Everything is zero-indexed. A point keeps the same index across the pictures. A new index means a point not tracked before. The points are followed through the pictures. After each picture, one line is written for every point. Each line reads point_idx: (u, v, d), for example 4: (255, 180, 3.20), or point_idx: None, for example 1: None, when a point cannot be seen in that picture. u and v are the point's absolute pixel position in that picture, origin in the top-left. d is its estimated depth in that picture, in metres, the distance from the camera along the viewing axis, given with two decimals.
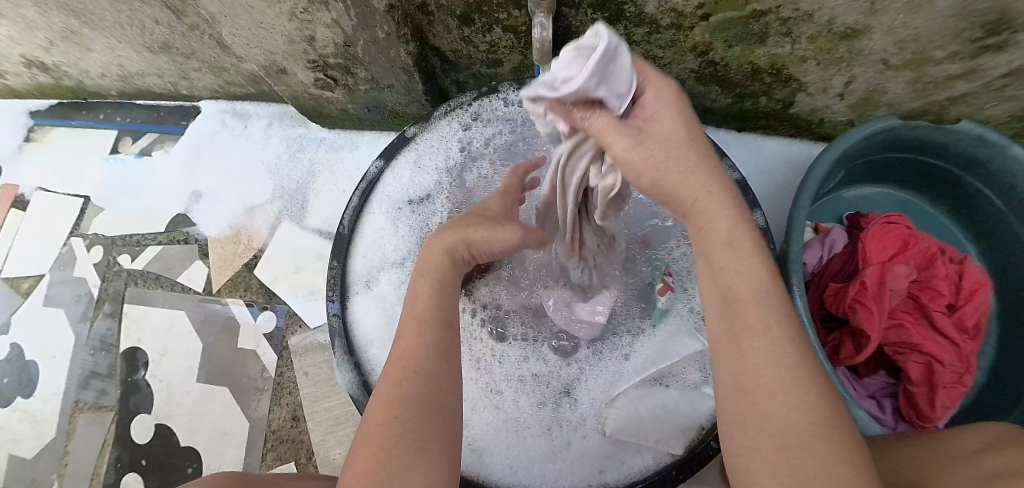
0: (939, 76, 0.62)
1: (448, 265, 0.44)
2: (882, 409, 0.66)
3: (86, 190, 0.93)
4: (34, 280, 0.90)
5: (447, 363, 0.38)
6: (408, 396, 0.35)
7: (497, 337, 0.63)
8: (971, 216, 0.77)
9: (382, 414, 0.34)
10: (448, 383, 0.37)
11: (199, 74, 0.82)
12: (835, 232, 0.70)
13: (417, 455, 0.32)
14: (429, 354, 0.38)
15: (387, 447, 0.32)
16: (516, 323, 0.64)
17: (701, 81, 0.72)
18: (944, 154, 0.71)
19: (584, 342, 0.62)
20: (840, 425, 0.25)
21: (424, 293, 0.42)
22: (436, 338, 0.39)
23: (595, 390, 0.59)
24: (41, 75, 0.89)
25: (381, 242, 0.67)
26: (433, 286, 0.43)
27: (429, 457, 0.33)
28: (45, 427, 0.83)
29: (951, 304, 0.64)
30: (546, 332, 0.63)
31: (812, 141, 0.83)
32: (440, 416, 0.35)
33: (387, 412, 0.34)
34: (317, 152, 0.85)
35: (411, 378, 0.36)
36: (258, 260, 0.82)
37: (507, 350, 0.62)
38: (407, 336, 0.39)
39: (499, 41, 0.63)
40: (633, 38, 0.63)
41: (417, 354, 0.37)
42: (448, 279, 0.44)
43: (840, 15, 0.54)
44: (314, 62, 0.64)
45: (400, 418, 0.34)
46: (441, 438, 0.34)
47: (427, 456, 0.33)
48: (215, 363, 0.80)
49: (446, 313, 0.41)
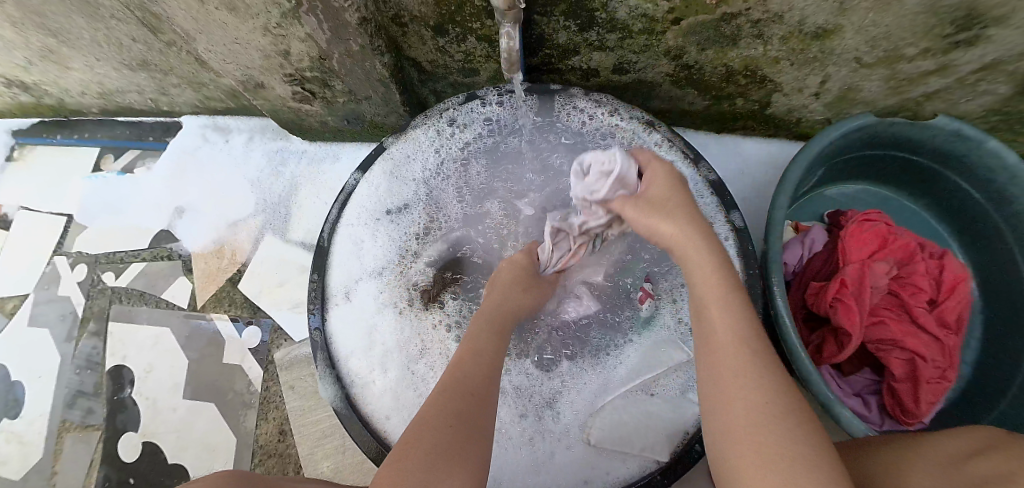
0: (912, 73, 0.63)
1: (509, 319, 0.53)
2: (869, 406, 0.66)
3: (69, 208, 0.93)
4: (19, 299, 0.90)
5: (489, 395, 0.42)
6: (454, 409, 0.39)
7: None
8: (951, 210, 0.77)
9: (430, 422, 0.37)
10: (486, 411, 0.41)
11: (179, 90, 0.82)
12: (815, 231, 0.70)
13: (448, 465, 0.34)
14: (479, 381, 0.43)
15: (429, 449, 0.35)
16: None
17: (677, 85, 0.72)
18: (921, 150, 0.72)
19: (566, 357, 0.63)
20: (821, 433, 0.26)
21: (483, 333, 0.49)
22: (488, 374, 0.44)
23: (577, 403, 0.59)
24: (22, 94, 0.89)
25: (359, 253, 0.66)
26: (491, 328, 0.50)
27: (461, 470, 0.34)
28: (32, 448, 0.82)
29: (932, 299, 0.65)
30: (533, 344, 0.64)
31: (791, 140, 0.83)
32: (469, 440, 0.37)
33: (432, 420, 0.37)
34: (299, 164, 0.85)
35: (461, 394, 0.40)
36: (242, 275, 0.82)
37: None
38: (464, 360, 0.45)
39: (474, 50, 0.63)
40: (607, 44, 0.63)
41: (470, 379, 0.42)
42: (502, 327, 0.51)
43: (810, 16, 0.54)
44: (291, 76, 0.64)
45: (448, 427, 0.37)
46: (474, 458, 0.36)
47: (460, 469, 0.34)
48: (201, 378, 0.80)
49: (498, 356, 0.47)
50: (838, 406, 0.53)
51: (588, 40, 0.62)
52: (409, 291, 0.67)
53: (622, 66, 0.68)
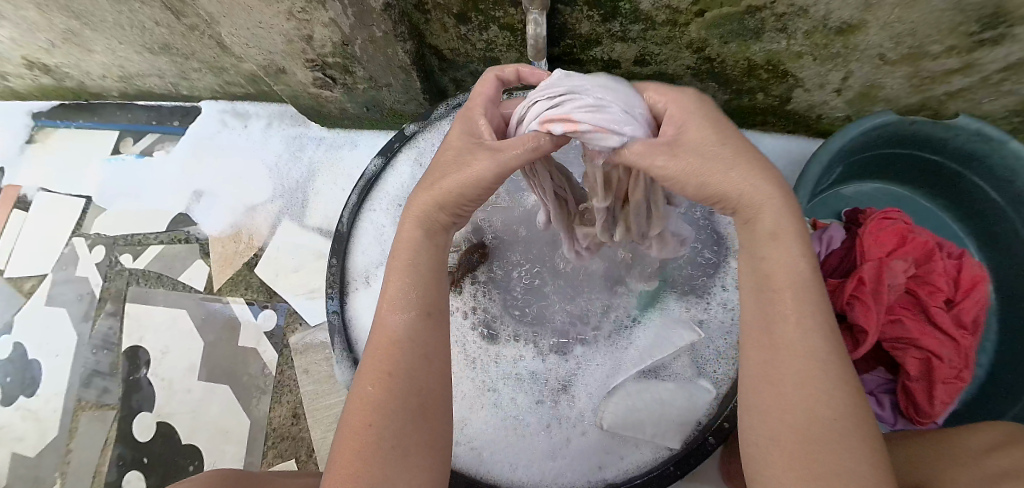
0: (936, 71, 0.62)
1: (426, 247, 0.38)
2: (881, 405, 0.66)
3: (87, 191, 0.94)
4: (37, 279, 0.91)
5: (431, 364, 0.34)
6: (393, 394, 0.32)
7: (489, 338, 0.63)
8: (970, 211, 0.77)
9: (366, 416, 0.32)
10: (433, 381, 0.34)
11: (200, 74, 0.82)
12: (833, 228, 0.70)
13: (404, 460, 0.31)
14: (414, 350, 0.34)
15: (372, 452, 0.31)
16: (507, 331, 0.63)
17: (697, 78, 0.72)
18: (941, 150, 0.71)
19: (577, 342, 0.61)
20: (855, 420, 0.26)
21: (398, 281, 0.37)
22: (419, 334, 0.35)
23: (589, 385, 0.59)
24: (44, 77, 0.90)
25: (380, 239, 0.66)
26: (425, 268, 0.37)
27: (415, 461, 0.31)
28: (48, 425, 0.83)
29: (949, 299, 0.64)
30: (539, 327, 0.63)
31: (810, 137, 0.83)
32: (424, 418, 0.33)
33: (366, 416, 0.32)
34: (317, 151, 0.86)
35: (389, 379, 0.33)
36: (259, 259, 0.83)
37: (503, 350, 0.62)
38: (383, 329, 0.35)
39: (495, 39, 0.62)
40: (628, 36, 0.63)
41: (399, 352, 0.34)
42: (427, 261, 0.37)
43: (835, 11, 0.54)
44: (312, 61, 0.64)
45: (386, 418, 0.32)
46: (425, 437, 0.33)
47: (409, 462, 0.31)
48: (216, 361, 0.81)
49: (425, 308, 0.36)
50: None
51: (610, 31, 0.62)
52: None
53: (643, 58, 0.68)
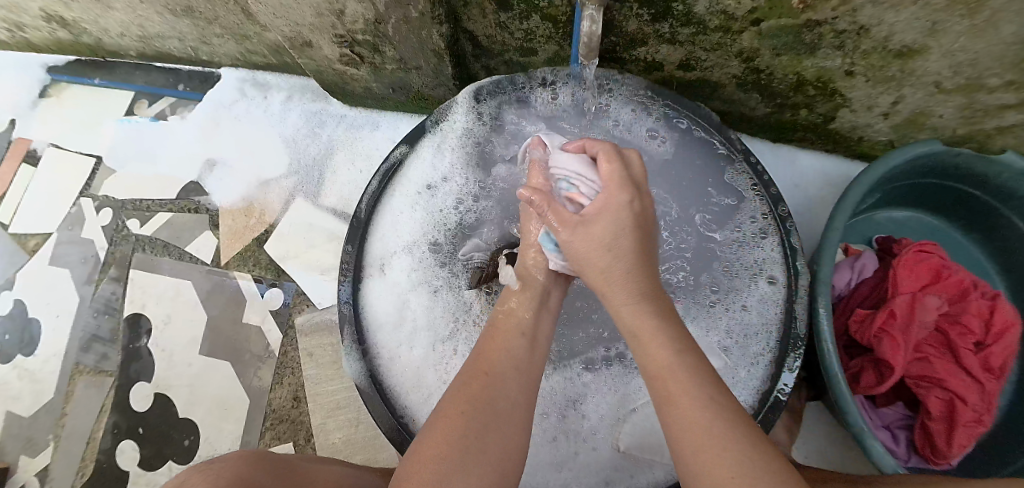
0: (990, 105, 0.59)
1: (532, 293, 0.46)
2: (896, 440, 0.63)
3: (98, 150, 0.91)
4: (41, 237, 0.89)
5: (524, 376, 0.38)
6: (477, 399, 0.35)
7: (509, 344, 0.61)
8: (1006, 250, 0.73)
9: (459, 408, 0.34)
10: (518, 399, 0.36)
11: (220, 40, 0.79)
12: (865, 256, 0.67)
13: (467, 456, 0.31)
14: (507, 365, 0.38)
15: (456, 442, 0.31)
16: None
17: (741, 88, 0.69)
18: (983, 184, 0.68)
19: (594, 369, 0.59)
20: None
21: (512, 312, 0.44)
22: (519, 352, 0.40)
23: (599, 416, 0.57)
24: (60, 30, 0.86)
25: (396, 226, 0.64)
26: (529, 301, 0.45)
27: (479, 467, 0.31)
28: (44, 387, 0.82)
29: (979, 341, 0.61)
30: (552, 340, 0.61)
31: (849, 159, 0.80)
32: (500, 424, 0.34)
33: (461, 408, 0.34)
34: (336, 128, 0.83)
35: (492, 379, 0.37)
36: (270, 235, 0.81)
37: None
38: (495, 344, 0.41)
39: (536, 29, 0.58)
40: (676, 38, 0.60)
41: (493, 366, 0.38)
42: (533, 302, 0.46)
43: (898, 33, 0.51)
44: (341, 37, 0.60)
45: (470, 415, 0.33)
46: (502, 446, 0.33)
47: (485, 462, 0.31)
48: (218, 336, 0.79)
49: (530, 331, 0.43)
50: (870, 439, 0.50)
51: (658, 32, 0.59)
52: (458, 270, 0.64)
53: (688, 63, 0.65)
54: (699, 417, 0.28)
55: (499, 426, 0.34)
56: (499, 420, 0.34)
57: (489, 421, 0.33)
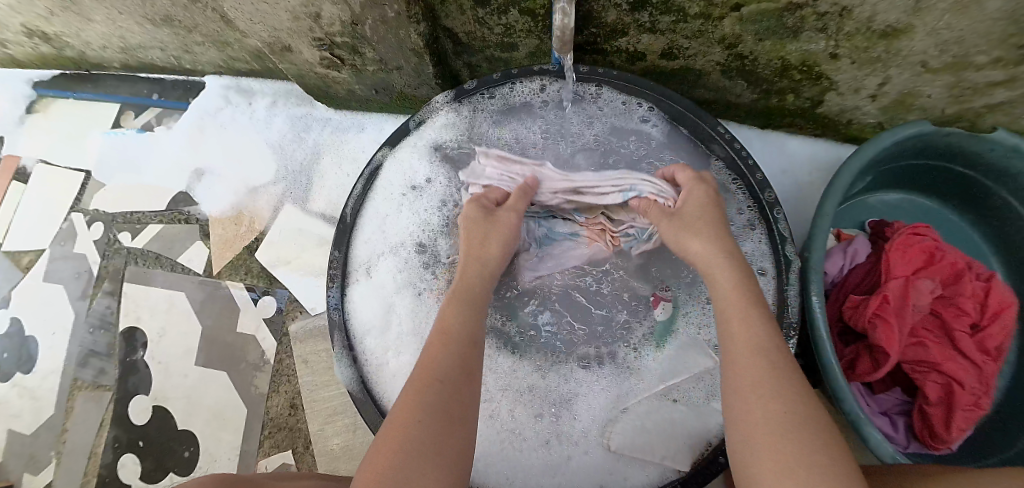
0: (978, 82, 0.58)
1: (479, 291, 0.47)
2: (895, 426, 0.63)
3: (86, 165, 0.91)
4: (34, 254, 0.89)
5: (468, 375, 0.39)
6: (430, 403, 0.35)
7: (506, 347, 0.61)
8: (1000, 229, 0.73)
9: (406, 415, 0.34)
10: (465, 397, 0.37)
11: (203, 48, 0.78)
12: (857, 241, 0.67)
13: (418, 463, 0.31)
14: (454, 369, 0.38)
15: (405, 452, 0.32)
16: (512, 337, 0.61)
17: (726, 75, 0.69)
18: (974, 163, 0.68)
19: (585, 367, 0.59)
20: None
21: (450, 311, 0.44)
22: (461, 351, 0.40)
23: (594, 411, 0.57)
24: (43, 45, 0.86)
25: (380, 229, 0.63)
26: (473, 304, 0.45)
27: (431, 471, 0.31)
28: (44, 403, 0.82)
29: (975, 323, 0.61)
30: (543, 339, 0.61)
31: (838, 142, 0.80)
32: (451, 425, 0.34)
33: (410, 415, 0.34)
34: (322, 132, 0.83)
35: (435, 383, 0.37)
36: (260, 243, 0.80)
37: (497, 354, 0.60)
38: (434, 346, 0.41)
39: (515, 24, 0.58)
40: (657, 27, 0.59)
41: (439, 366, 0.38)
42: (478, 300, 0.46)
43: (881, 13, 0.50)
44: (320, 40, 0.60)
45: (424, 422, 0.34)
46: (456, 447, 0.34)
47: (440, 466, 0.32)
48: (213, 346, 0.79)
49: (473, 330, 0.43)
50: (866, 426, 0.49)
51: (639, 22, 0.58)
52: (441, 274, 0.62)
53: (671, 52, 0.65)
54: (774, 400, 0.31)
55: (449, 425, 0.34)
56: (449, 422, 0.34)
57: (440, 422, 0.34)
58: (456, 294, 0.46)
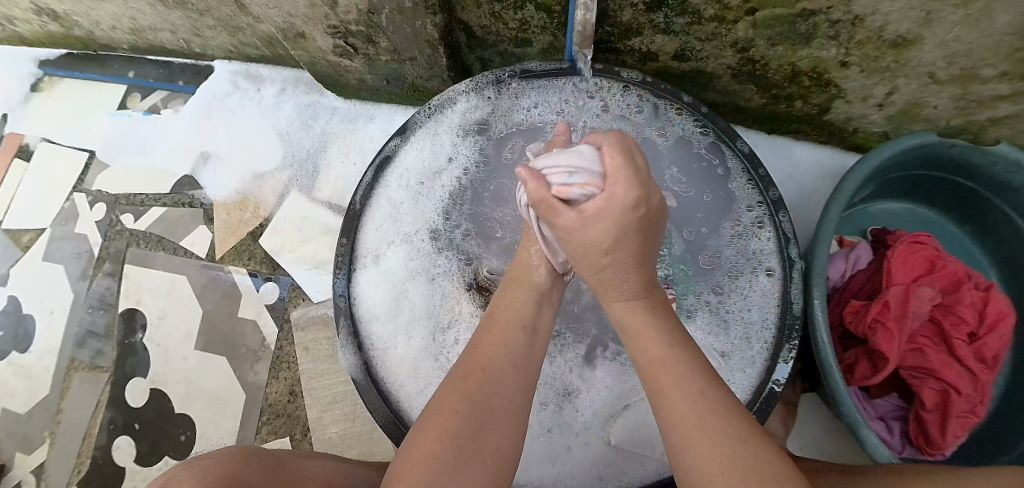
0: (984, 95, 0.59)
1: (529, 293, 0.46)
2: (891, 431, 0.64)
3: (90, 145, 0.91)
4: (35, 233, 0.88)
5: (518, 370, 0.39)
6: (475, 397, 0.35)
7: None
8: (1000, 242, 0.73)
9: (452, 406, 0.35)
10: (513, 395, 0.37)
11: (214, 33, 0.78)
12: (860, 247, 0.67)
13: (463, 456, 0.31)
14: (504, 365, 0.39)
15: (450, 440, 0.32)
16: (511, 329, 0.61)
17: (737, 79, 0.69)
18: (976, 175, 0.69)
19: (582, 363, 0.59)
20: None
21: (508, 308, 0.44)
22: (515, 348, 0.40)
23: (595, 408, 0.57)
24: (51, 23, 0.85)
25: (393, 215, 0.64)
26: (528, 298, 0.45)
27: (473, 466, 0.31)
28: (39, 383, 0.82)
29: (973, 332, 0.61)
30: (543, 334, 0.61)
31: (843, 151, 0.80)
32: (495, 422, 0.35)
33: (455, 406, 0.35)
34: (330, 121, 0.83)
35: (482, 374, 0.37)
36: (264, 230, 0.80)
37: None
38: (486, 342, 0.41)
39: (530, 20, 0.58)
40: (671, 28, 0.59)
41: (495, 360, 0.39)
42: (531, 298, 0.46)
43: (892, 22, 0.50)
44: (335, 28, 0.60)
45: (466, 413, 0.34)
46: (494, 446, 0.34)
47: (480, 459, 0.32)
48: (214, 330, 0.79)
49: (524, 327, 0.42)
50: (863, 428, 0.50)
51: (653, 22, 0.59)
52: (455, 264, 0.65)
53: (683, 53, 0.65)
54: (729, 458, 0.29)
55: (492, 424, 0.34)
56: (495, 415, 0.35)
57: (482, 419, 0.34)
58: (512, 286, 0.47)
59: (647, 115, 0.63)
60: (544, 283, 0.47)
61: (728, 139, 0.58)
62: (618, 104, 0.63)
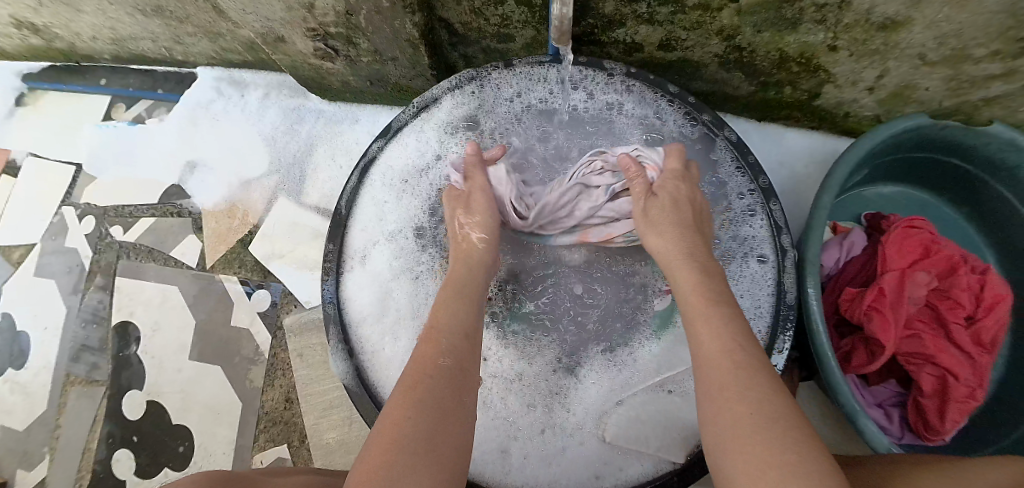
0: (976, 75, 0.58)
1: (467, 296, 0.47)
2: (890, 418, 0.63)
3: (77, 158, 0.90)
4: (25, 249, 0.88)
5: (463, 373, 0.38)
6: (425, 401, 0.34)
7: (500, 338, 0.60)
8: (996, 223, 0.73)
9: (404, 413, 0.33)
10: (462, 397, 0.37)
11: (194, 39, 0.77)
12: (854, 234, 0.66)
13: (418, 459, 0.30)
14: (451, 367, 0.38)
15: (401, 444, 0.30)
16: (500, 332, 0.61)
17: (724, 67, 0.68)
18: (969, 156, 0.68)
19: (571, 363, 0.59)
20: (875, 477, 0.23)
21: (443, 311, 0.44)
22: (461, 351, 0.40)
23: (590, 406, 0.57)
24: (32, 36, 0.84)
25: (378, 214, 0.63)
26: (461, 300, 0.46)
27: (430, 466, 0.30)
28: (37, 399, 0.82)
29: (970, 316, 0.61)
30: (534, 335, 0.61)
31: (835, 135, 0.79)
32: (448, 424, 0.33)
33: (406, 412, 0.33)
34: (316, 124, 0.82)
35: (429, 378, 0.36)
36: (253, 237, 0.80)
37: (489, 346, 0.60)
38: (427, 345, 0.40)
39: (512, 15, 0.57)
40: (655, 18, 0.59)
41: (440, 362, 0.38)
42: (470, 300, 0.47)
43: (880, 4, 0.49)
44: (314, 30, 0.59)
45: (419, 418, 0.33)
46: (450, 448, 0.32)
47: (436, 461, 0.30)
48: (208, 339, 0.78)
49: (464, 327, 0.43)
50: (862, 418, 0.49)
51: (636, 12, 0.58)
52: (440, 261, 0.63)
53: (668, 43, 0.64)
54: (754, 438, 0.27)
55: (443, 424, 0.33)
56: (446, 417, 0.34)
57: (434, 421, 0.33)
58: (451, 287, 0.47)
59: (635, 103, 0.62)
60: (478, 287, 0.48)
61: (716, 127, 0.58)
62: (603, 93, 0.62)
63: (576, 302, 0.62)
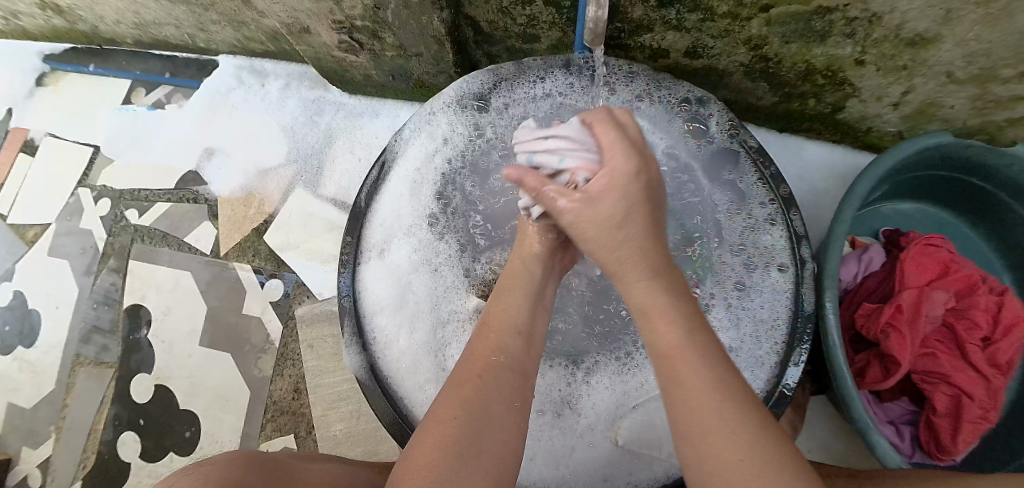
0: (1002, 96, 0.57)
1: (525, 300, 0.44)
2: (901, 436, 0.63)
3: (95, 139, 0.90)
4: (40, 228, 0.88)
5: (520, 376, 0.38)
6: (472, 403, 0.34)
7: None
8: (1016, 245, 0.72)
9: (446, 412, 0.34)
10: (511, 401, 0.36)
11: (218, 27, 0.77)
12: (873, 249, 0.66)
13: (463, 463, 0.30)
14: (500, 369, 0.37)
15: (448, 446, 0.31)
16: None
17: (749, 76, 0.68)
18: (991, 177, 0.67)
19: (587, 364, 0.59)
20: None
21: (502, 311, 0.42)
22: (516, 350, 0.39)
23: (598, 408, 0.57)
24: (56, 18, 0.85)
25: (398, 208, 0.63)
26: (523, 299, 0.43)
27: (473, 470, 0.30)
28: (45, 378, 0.82)
29: (986, 337, 0.60)
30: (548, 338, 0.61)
31: (856, 149, 0.79)
32: (494, 428, 0.33)
33: (449, 411, 0.34)
34: (334, 116, 0.82)
35: (480, 379, 0.36)
36: (269, 226, 0.80)
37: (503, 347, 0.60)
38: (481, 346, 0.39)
39: (539, 15, 0.57)
40: (683, 24, 0.58)
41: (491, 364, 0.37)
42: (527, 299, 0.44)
43: (910, 21, 0.49)
44: (340, 23, 0.59)
45: (461, 419, 0.33)
46: (493, 451, 0.32)
47: (477, 467, 0.30)
48: (218, 326, 0.79)
49: (522, 329, 0.41)
50: (874, 433, 0.49)
51: (665, 18, 0.57)
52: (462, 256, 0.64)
53: (695, 50, 0.64)
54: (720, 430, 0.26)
55: (488, 427, 0.33)
56: (491, 418, 0.33)
57: (482, 423, 0.33)
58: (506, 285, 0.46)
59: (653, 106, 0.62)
60: (540, 285, 0.46)
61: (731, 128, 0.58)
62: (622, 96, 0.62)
63: (577, 303, 0.62)
